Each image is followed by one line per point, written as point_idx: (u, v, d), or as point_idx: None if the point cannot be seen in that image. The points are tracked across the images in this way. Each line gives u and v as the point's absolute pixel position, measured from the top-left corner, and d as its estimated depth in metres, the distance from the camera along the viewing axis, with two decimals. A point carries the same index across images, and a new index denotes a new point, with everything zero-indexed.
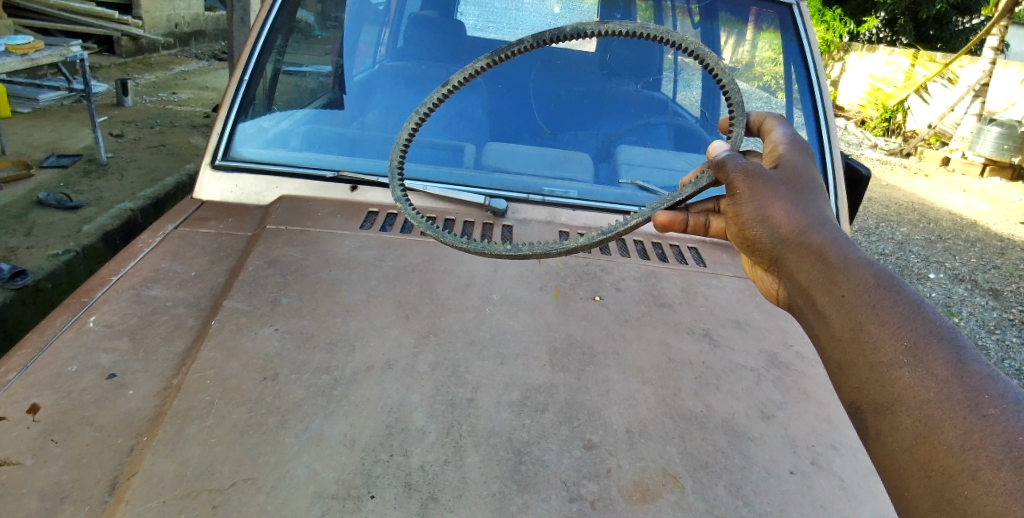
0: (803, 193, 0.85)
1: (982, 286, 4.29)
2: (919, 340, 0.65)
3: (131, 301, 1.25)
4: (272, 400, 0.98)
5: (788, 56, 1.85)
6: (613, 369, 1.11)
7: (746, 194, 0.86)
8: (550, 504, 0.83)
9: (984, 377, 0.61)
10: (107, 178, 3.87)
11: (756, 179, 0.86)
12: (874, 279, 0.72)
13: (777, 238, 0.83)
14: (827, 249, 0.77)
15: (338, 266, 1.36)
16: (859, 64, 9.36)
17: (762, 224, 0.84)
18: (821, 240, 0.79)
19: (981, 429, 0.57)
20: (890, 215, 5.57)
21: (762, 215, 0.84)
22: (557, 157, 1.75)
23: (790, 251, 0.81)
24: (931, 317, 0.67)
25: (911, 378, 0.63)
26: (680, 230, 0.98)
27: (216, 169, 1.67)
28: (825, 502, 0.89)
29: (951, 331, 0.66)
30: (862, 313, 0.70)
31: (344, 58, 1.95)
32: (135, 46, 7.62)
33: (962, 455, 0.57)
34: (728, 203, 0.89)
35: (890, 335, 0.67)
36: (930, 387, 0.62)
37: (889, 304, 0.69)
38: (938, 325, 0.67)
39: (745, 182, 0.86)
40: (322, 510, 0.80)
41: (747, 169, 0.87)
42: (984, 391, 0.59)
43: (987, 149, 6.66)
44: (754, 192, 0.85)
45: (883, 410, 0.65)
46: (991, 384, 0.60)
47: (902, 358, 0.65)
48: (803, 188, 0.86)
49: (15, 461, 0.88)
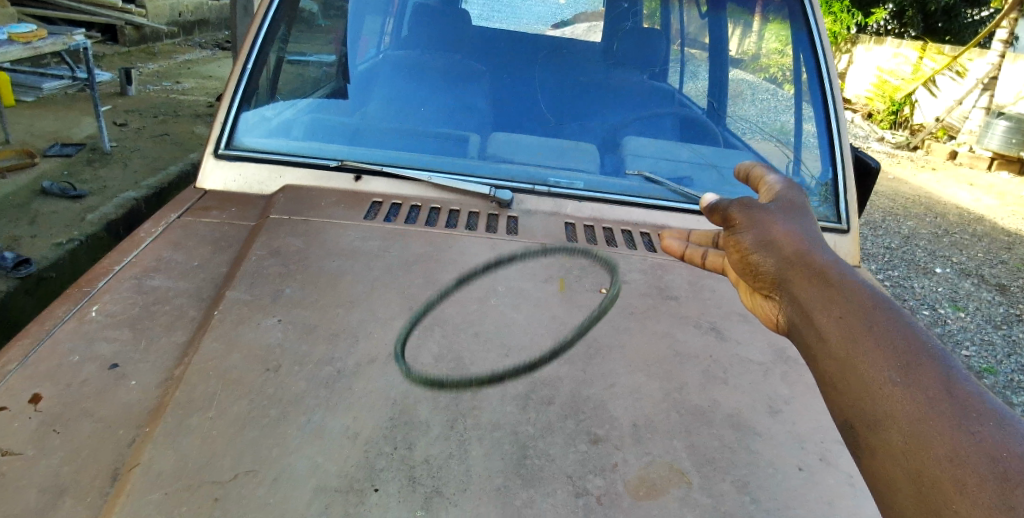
0: (800, 222, 0.86)
1: (988, 281, 4.26)
2: (911, 358, 0.64)
3: (132, 291, 1.24)
4: (274, 392, 0.97)
5: (797, 45, 1.79)
6: (618, 362, 1.10)
7: (743, 224, 0.89)
8: (555, 498, 0.82)
9: (972, 396, 0.60)
10: (110, 167, 3.86)
11: (753, 211, 0.89)
12: (870, 300, 0.72)
13: (775, 260, 0.82)
14: (825, 270, 0.77)
15: (341, 257, 1.35)
16: (866, 56, 9.27)
17: (761, 246, 0.85)
18: (819, 262, 0.79)
19: (970, 444, 0.56)
20: (897, 208, 5.53)
21: (760, 239, 0.85)
22: (562, 148, 1.72)
23: (788, 273, 0.80)
24: (923, 339, 0.67)
25: (897, 392, 0.62)
26: (680, 259, 1.07)
27: (219, 157, 1.66)
28: (833, 498, 0.88)
29: (943, 353, 0.66)
30: (856, 330, 0.69)
31: (347, 47, 1.90)
32: (139, 35, 7.60)
33: (950, 467, 0.55)
34: (727, 236, 0.92)
35: (880, 351, 0.67)
36: (920, 401, 0.61)
37: (884, 325, 0.69)
38: (931, 347, 0.66)
39: (743, 213, 0.89)
40: (325, 504, 0.79)
41: (744, 203, 0.91)
42: (974, 407, 0.59)
43: (995, 143, 6.60)
44: (752, 221, 0.88)
45: (871, 425, 0.63)
46: (979, 401, 0.60)
47: (894, 374, 0.64)
48: (802, 221, 0.87)
49: (15, 452, 0.87)
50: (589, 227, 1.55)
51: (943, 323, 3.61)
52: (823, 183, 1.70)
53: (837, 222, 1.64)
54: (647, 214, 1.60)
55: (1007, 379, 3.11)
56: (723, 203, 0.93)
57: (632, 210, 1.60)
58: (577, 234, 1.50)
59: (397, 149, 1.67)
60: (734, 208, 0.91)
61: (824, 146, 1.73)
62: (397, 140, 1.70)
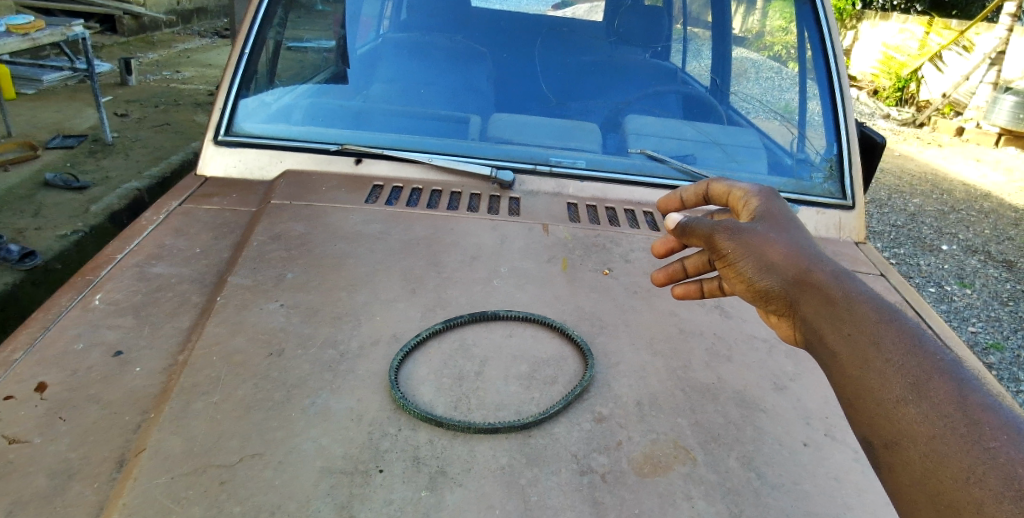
0: (784, 224, 0.76)
1: (995, 257, 4.23)
2: (920, 374, 0.58)
3: (135, 278, 1.24)
4: (279, 375, 0.97)
5: (801, 21, 1.76)
6: (623, 341, 1.10)
7: (726, 245, 0.75)
8: (560, 477, 0.81)
9: (988, 407, 0.55)
10: (112, 158, 3.86)
11: (738, 231, 0.74)
12: (875, 312, 0.64)
13: (774, 280, 0.71)
14: (825, 284, 0.68)
15: (342, 241, 1.34)
16: (871, 32, 9.12)
17: (756, 266, 0.72)
18: (818, 274, 0.69)
19: (983, 462, 0.51)
20: (903, 186, 5.48)
21: (755, 257, 0.73)
22: (564, 127, 1.70)
23: (789, 293, 0.70)
24: (933, 350, 0.60)
25: (912, 414, 0.57)
26: (698, 297, 0.88)
27: (219, 144, 1.65)
28: (839, 473, 0.88)
29: (953, 361, 0.60)
30: (865, 349, 0.62)
31: (345, 30, 1.88)
32: (138, 25, 7.56)
33: (967, 487, 0.51)
34: (715, 260, 0.77)
35: (891, 371, 0.60)
36: (933, 420, 0.55)
37: (892, 340, 0.61)
38: (941, 357, 0.60)
39: (727, 233, 0.75)
40: (330, 485, 0.79)
41: (724, 224, 0.76)
42: (985, 421, 0.53)
43: (1003, 118, 6.50)
44: (741, 242, 0.74)
45: (887, 449, 0.58)
46: (992, 413, 0.54)
47: (905, 394, 0.58)
48: (792, 226, 0.76)
49: (23, 439, 0.87)
50: (591, 207, 1.55)
51: (950, 300, 3.59)
52: (829, 158, 1.68)
53: (841, 198, 1.63)
54: (651, 193, 1.58)
55: (1013, 354, 3.09)
56: (697, 221, 0.79)
57: (636, 190, 1.59)
58: (579, 216, 1.51)
59: (398, 132, 1.66)
60: (711, 227, 0.77)
61: (829, 118, 1.71)
62: (397, 122, 1.68)
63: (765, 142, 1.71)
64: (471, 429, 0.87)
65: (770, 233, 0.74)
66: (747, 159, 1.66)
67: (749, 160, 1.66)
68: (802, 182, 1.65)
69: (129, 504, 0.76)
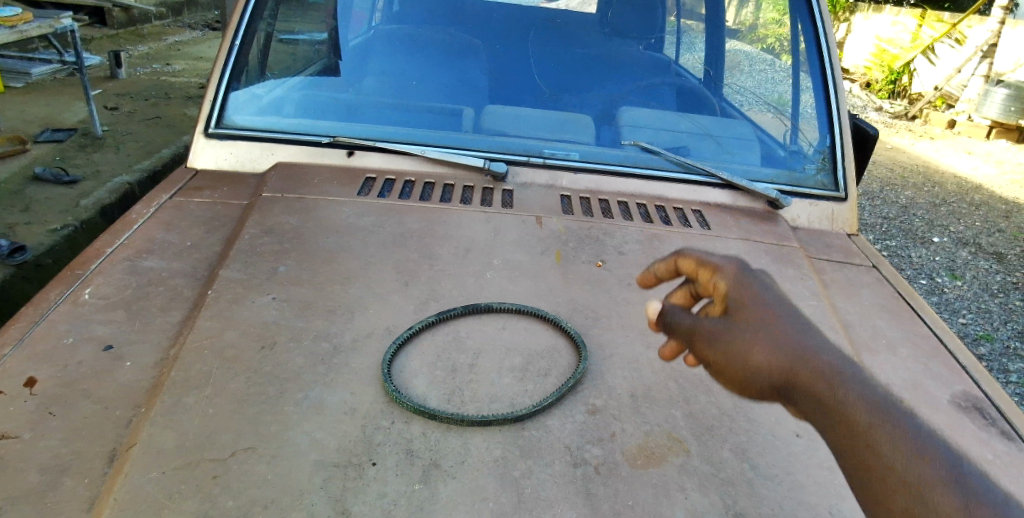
0: (767, 318, 0.89)
1: (985, 249, 4.26)
2: (915, 452, 0.69)
3: (126, 273, 1.23)
4: (271, 369, 0.97)
5: (794, 14, 1.77)
6: (617, 333, 1.10)
7: (703, 344, 0.91)
8: (554, 468, 0.81)
9: (977, 489, 0.65)
10: (102, 151, 3.82)
11: (716, 325, 0.90)
12: (875, 400, 0.76)
13: (764, 368, 0.84)
14: (821, 369, 0.80)
15: (335, 234, 1.33)
16: (864, 24, 9.09)
17: (741, 358, 0.87)
18: (814, 365, 0.81)
19: None
20: (895, 178, 5.50)
21: (740, 352, 0.87)
22: (557, 120, 1.68)
23: (784, 381, 0.83)
24: (914, 426, 0.72)
25: (911, 488, 0.67)
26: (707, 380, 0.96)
27: (210, 136, 1.64)
28: (832, 463, 0.88)
29: (931, 438, 0.71)
30: (870, 430, 0.73)
31: (339, 21, 1.86)
32: (128, 16, 7.47)
33: None
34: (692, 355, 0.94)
35: (891, 450, 0.71)
36: (927, 493, 0.66)
37: (887, 425, 0.73)
38: (925, 435, 0.71)
39: (694, 324, 0.95)
40: (324, 478, 0.78)
41: (693, 319, 0.96)
42: (963, 500, 0.64)
43: (994, 111, 6.54)
44: (718, 325, 0.90)
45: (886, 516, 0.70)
46: (973, 490, 0.65)
47: (899, 470, 0.69)
48: (780, 319, 0.89)
49: (13, 434, 0.86)
50: (585, 199, 1.54)
51: (941, 292, 3.61)
52: (822, 150, 1.68)
53: (834, 190, 1.63)
54: (645, 184, 1.58)
55: (1003, 346, 3.12)
56: (679, 318, 0.98)
57: (630, 182, 1.58)
58: (573, 208, 1.50)
59: (390, 124, 1.65)
60: (691, 323, 0.95)
61: (823, 111, 1.71)
62: (390, 114, 1.67)
63: (759, 134, 1.70)
64: (465, 421, 0.87)
65: (753, 334, 0.86)
66: (740, 151, 1.66)
67: (742, 152, 1.66)
68: (795, 174, 1.65)
69: (121, 500, 0.75)
